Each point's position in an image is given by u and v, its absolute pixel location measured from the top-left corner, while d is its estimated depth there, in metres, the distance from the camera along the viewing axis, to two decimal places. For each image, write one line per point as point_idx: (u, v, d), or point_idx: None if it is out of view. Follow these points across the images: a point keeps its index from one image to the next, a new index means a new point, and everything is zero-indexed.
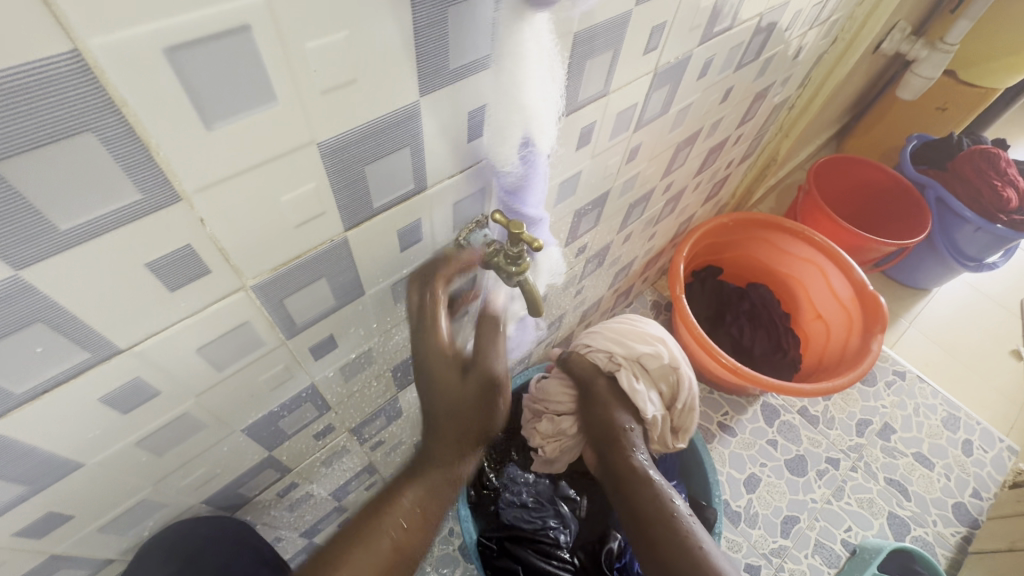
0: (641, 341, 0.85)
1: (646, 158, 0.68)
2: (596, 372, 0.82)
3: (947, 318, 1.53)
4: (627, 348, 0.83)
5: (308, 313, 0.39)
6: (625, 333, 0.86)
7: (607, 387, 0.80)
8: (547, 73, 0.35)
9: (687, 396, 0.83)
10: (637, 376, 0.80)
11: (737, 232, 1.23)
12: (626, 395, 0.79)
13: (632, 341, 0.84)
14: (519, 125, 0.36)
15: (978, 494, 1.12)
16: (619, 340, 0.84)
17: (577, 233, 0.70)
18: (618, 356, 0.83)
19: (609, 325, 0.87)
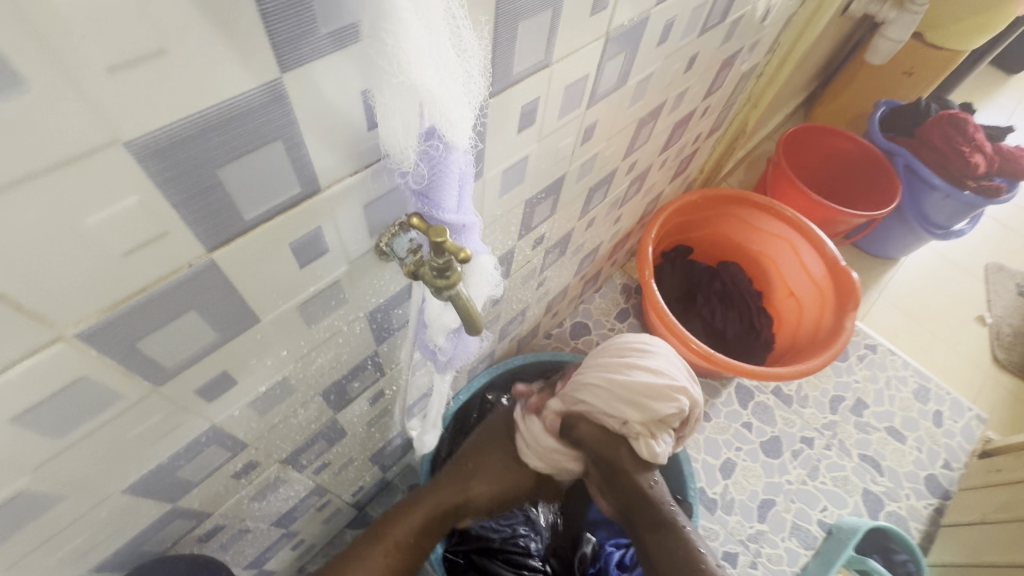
0: (659, 394, 0.65)
1: (604, 136, 0.61)
2: (611, 441, 0.67)
3: (915, 286, 1.52)
4: (649, 412, 0.65)
5: (179, 354, 0.31)
6: (637, 385, 0.66)
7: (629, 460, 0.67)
8: (441, 46, 0.25)
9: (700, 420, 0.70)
10: (660, 440, 0.66)
11: (707, 209, 1.18)
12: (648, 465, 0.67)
13: (650, 398, 0.65)
14: (409, 114, 0.27)
15: (948, 465, 1.12)
16: (630, 396, 0.65)
17: (531, 224, 0.63)
18: (636, 423, 0.66)
19: (616, 376, 0.66)
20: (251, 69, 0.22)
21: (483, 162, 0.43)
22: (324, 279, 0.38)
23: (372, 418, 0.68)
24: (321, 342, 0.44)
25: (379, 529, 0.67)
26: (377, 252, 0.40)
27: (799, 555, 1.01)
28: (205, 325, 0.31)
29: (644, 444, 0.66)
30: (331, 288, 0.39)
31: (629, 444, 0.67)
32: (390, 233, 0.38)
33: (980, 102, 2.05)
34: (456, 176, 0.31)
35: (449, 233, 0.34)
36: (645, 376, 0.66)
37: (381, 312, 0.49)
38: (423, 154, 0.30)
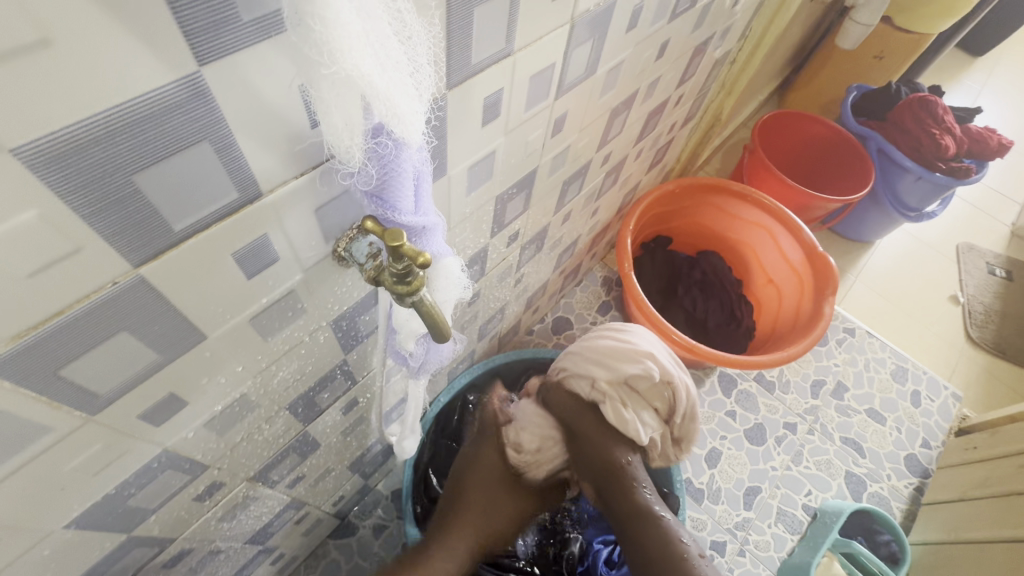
0: (629, 358, 0.72)
1: (576, 128, 0.59)
2: (581, 405, 0.73)
3: (890, 268, 1.54)
4: (616, 374, 0.72)
5: (115, 379, 0.29)
6: (606, 351, 0.74)
7: (593, 421, 0.72)
8: (380, 36, 0.23)
9: (687, 407, 0.74)
10: (626, 403, 0.71)
11: (685, 199, 1.17)
12: (615, 427, 0.70)
13: (616, 361, 0.72)
14: (350, 112, 0.24)
15: (927, 444, 1.13)
16: (597, 360, 0.73)
17: (504, 221, 0.61)
18: (602, 382, 0.72)
19: (591, 343, 0.75)
20: (160, 61, 0.20)
21: (445, 158, 0.41)
22: (277, 289, 0.35)
23: (348, 427, 0.66)
24: (282, 354, 0.41)
25: None
26: (335, 258, 0.37)
27: (786, 541, 1.01)
28: (141, 346, 0.29)
29: (610, 402, 0.71)
30: (287, 297, 0.37)
31: (596, 409, 0.72)
32: (346, 238, 0.35)
33: (947, 85, 2.09)
34: (410, 174, 0.29)
35: (406, 235, 0.32)
36: (614, 343, 0.74)
37: (346, 319, 0.46)
38: (373, 151, 0.27)
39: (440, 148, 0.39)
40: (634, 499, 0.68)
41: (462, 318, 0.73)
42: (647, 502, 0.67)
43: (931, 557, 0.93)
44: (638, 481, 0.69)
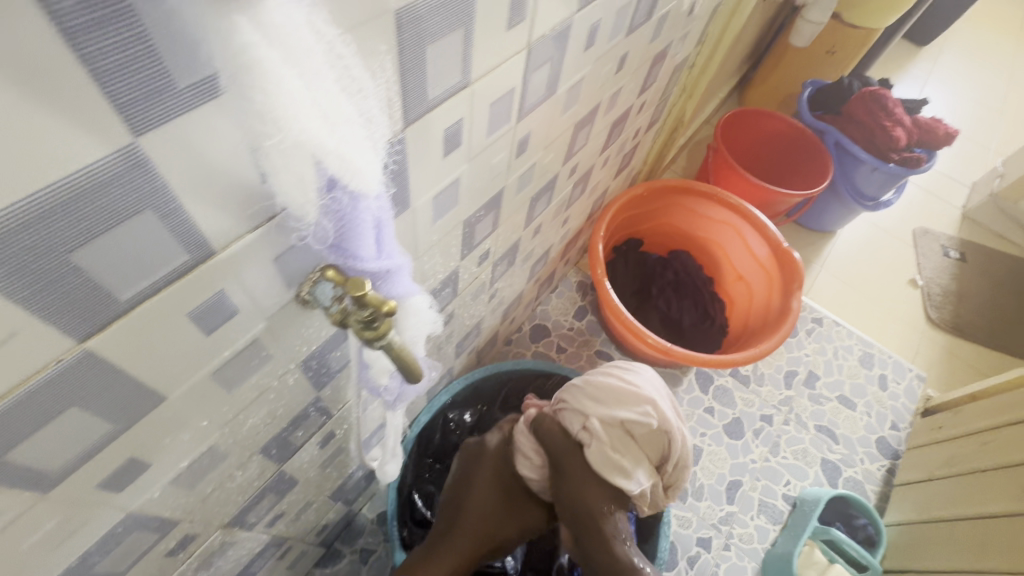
0: (628, 400, 0.69)
1: (540, 146, 0.59)
2: (569, 445, 0.70)
3: (853, 256, 1.59)
4: (610, 417, 0.69)
5: (69, 453, 0.27)
6: (606, 390, 0.71)
7: (581, 462, 0.69)
8: (327, 97, 0.22)
9: (680, 455, 0.71)
10: (613, 449, 0.68)
11: (654, 201, 1.18)
12: (603, 471, 0.68)
13: (614, 402, 0.69)
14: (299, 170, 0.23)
15: (896, 426, 1.18)
16: (593, 398, 0.71)
17: (473, 242, 0.60)
18: (593, 425, 0.69)
19: (592, 378, 0.72)
20: (92, 141, 0.19)
21: (408, 191, 0.40)
22: (240, 341, 0.34)
23: (325, 460, 0.64)
24: (250, 401, 0.40)
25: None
26: (300, 301, 0.36)
27: (769, 531, 1.04)
28: (94, 418, 0.27)
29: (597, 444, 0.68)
30: (250, 347, 0.35)
31: (581, 452, 0.69)
32: (310, 280, 0.34)
33: (895, 75, 2.17)
34: (370, 223, 0.29)
35: (370, 282, 0.31)
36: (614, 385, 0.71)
37: (315, 358, 0.45)
38: (329, 206, 0.27)
39: (402, 182, 0.38)
40: (611, 552, 0.67)
41: (437, 338, 0.72)
42: (626, 558, 0.67)
43: (906, 535, 0.96)
44: (616, 538, 0.67)
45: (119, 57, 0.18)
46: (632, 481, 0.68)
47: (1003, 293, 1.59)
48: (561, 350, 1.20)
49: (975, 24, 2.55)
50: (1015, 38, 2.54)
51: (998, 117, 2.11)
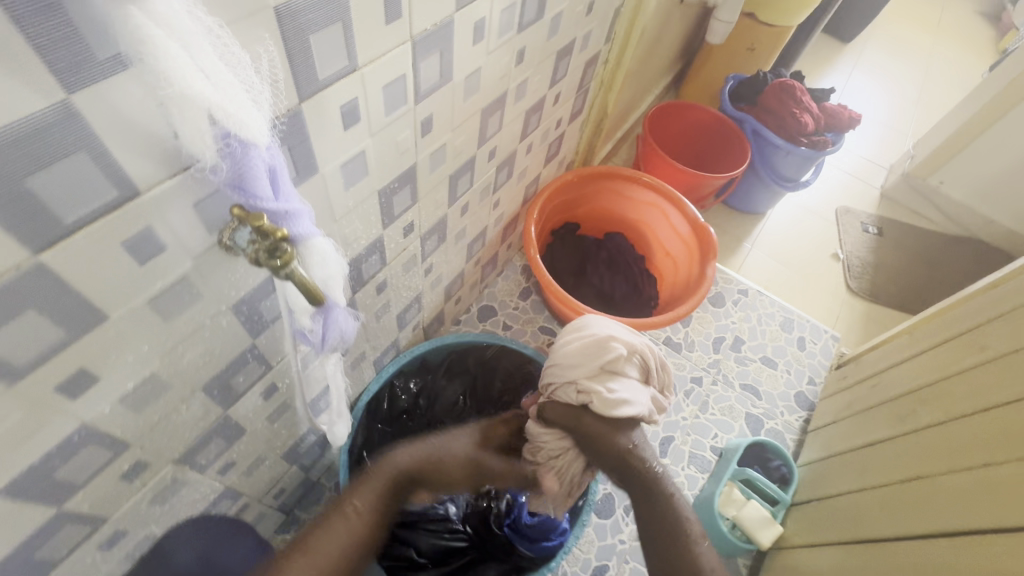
0: (593, 349, 0.77)
1: (447, 127, 0.68)
2: (574, 412, 0.75)
3: (780, 235, 1.73)
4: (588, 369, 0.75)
5: (29, 352, 0.35)
6: (572, 354, 0.79)
7: (592, 417, 0.73)
8: (211, 68, 0.31)
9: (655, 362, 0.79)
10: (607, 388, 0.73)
11: (586, 186, 1.29)
12: (610, 409, 0.72)
13: (587, 357, 0.76)
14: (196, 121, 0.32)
15: (812, 381, 1.30)
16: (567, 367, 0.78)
17: (393, 213, 0.69)
18: (581, 382, 0.75)
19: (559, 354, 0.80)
20: (37, 96, 0.27)
21: (315, 158, 0.49)
22: (171, 276, 0.42)
23: (272, 414, 0.72)
24: (186, 335, 0.48)
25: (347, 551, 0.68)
26: (222, 247, 0.44)
27: (697, 479, 1.14)
28: (48, 323, 0.35)
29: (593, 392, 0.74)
30: (181, 283, 0.44)
31: (588, 409, 0.74)
32: (227, 229, 0.42)
33: (821, 70, 2.34)
34: (263, 167, 0.38)
35: (268, 218, 0.40)
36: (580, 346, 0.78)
37: (247, 305, 0.53)
38: (225, 151, 0.36)
39: (307, 149, 0.47)
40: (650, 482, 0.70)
41: (373, 305, 0.80)
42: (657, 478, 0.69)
43: (812, 471, 1.06)
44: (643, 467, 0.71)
45: (53, 34, 0.26)
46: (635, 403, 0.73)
47: (916, 263, 1.75)
48: (506, 327, 1.29)
49: (896, 21, 2.76)
50: (932, 32, 2.74)
51: (915, 105, 2.29)
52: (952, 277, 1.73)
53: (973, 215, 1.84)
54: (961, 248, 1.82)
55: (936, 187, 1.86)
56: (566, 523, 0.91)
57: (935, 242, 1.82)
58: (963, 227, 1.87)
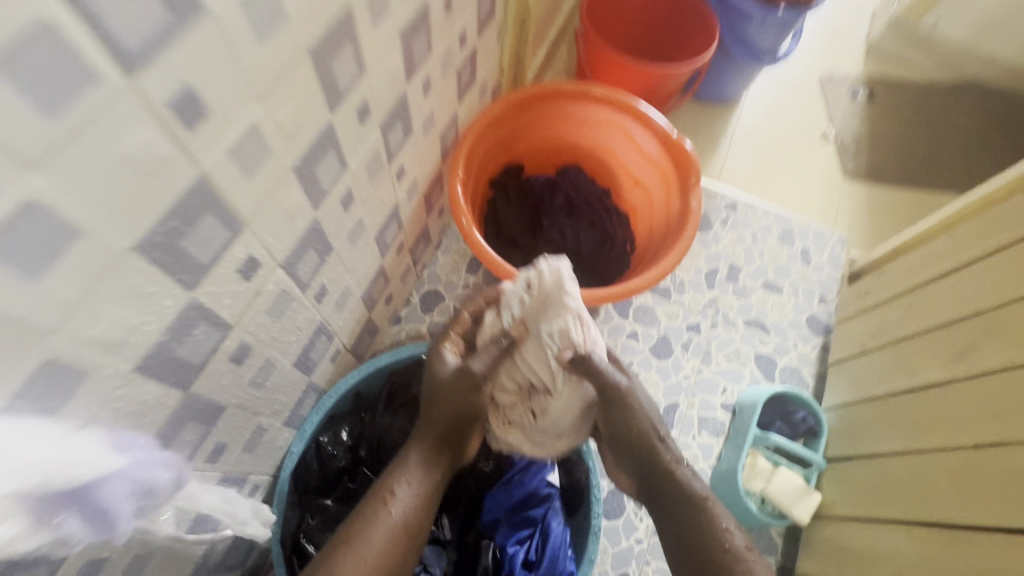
0: (543, 405, 0.72)
1: (246, 96, 0.39)
2: (555, 424, 0.73)
3: (761, 121, 1.46)
4: (578, 407, 0.72)
5: None
6: (539, 402, 0.72)
7: (556, 418, 0.72)
8: None
9: (547, 399, 0.71)
10: (534, 401, 0.72)
11: (521, 117, 0.98)
12: (546, 414, 0.72)
13: (541, 408, 0.72)
14: None
15: (824, 299, 1.11)
16: (542, 404, 0.72)
17: (200, 261, 0.42)
18: (530, 414, 0.73)
19: (534, 401, 0.73)
20: None
21: None
22: None
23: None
24: None
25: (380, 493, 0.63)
26: None
27: (712, 447, 0.98)
28: None
29: (537, 393, 0.72)
30: None
31: (518, 423, 0.75)
32: None
33: None
34: None
35: None
36: (540, 376, 0.71)
37: None
38: None
39: None
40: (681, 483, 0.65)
41: (240, 377, 0.55)
42: (694, 489, 0.64)
43: (845, 419, 0.91)
44: (679, 467, 0.66)
45: None
46: (535, 401, 0.73)
47: (915, 126, 1.51)
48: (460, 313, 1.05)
49: None
50: None
51: None
52: (953, 134, 1.51)
53: (974, 55, 1.58)
54: (961, 97, 1.58)
55: (930, 29, 1.57)
56: (571, 562, 0.74)
57: (934, 96, 1.57)
58: (962, 72, 1.61)
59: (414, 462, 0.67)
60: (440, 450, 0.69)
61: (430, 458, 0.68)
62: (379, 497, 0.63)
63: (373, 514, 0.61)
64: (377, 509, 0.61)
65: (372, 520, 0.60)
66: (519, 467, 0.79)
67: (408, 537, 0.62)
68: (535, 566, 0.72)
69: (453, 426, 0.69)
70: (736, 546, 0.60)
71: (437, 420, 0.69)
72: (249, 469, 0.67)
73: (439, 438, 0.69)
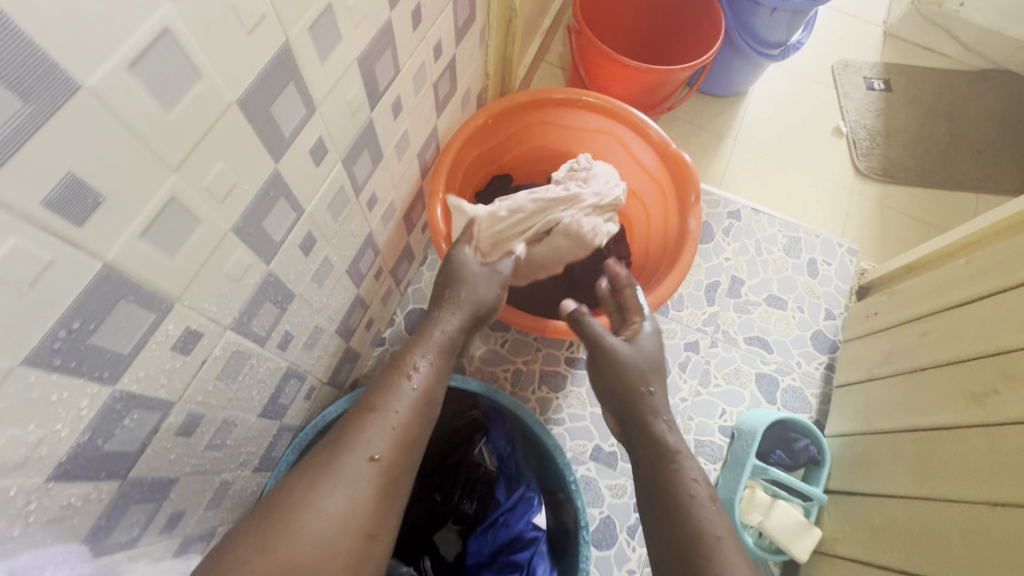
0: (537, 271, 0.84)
1: (155, 170, 0.33)
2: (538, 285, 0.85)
3: (769, 116, 1.37)
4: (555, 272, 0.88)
5: None
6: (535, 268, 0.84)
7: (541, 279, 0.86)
8: None
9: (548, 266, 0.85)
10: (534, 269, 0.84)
11: (508, 127, 0.91)
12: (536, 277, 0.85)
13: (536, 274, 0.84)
14: None
15: (831, 315, 1.05)
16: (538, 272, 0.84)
17: (118, 353, 0.37)
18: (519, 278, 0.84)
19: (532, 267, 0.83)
20: None
21: None
22: None
23: None
24: None
25: (398, 361, 0.59)
26: None
27: (709, 474, 0.94)
28: None
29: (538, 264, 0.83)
30: None
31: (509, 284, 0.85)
32: None
33: None
34: None
35: None
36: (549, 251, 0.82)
37: None
38: None
39: None
40: (654, 438, 0.62)
41: (191, 446, 0.51)
42: (666, 438, 0.62)
43: (850, 449, 0.87)
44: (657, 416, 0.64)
45: None
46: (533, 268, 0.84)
47: (935, 119, 1.42)
48: None
49: None
50: None
51: None
52: (975, 127, 1.42)
53: (1000, 42, 1.47)
54: (986, 86, 1.48)
55: (955, 13, 1.46)
56: None
57: (955, 85, 1.47)
58: (986, 59, 1.51)
59: (436, 339, 0.62)
60: (456, 332, 0.64)
61: (453, 339, 0.64)
62: (400, 368, 0.58)
63: (394, 384, 0.56)
64: (397, 381, 0.56)
65: (394, 390, 0.55)
66: (505, 509, 0.75)
67: (424, 420, 0.55)
68: None
69: (474, 309, 0.66)
70: (699, 495, 0.57)
71: (460, 299, 0.66)
72: (215, 523, 0.64)
73: (469, 318, 0.66)
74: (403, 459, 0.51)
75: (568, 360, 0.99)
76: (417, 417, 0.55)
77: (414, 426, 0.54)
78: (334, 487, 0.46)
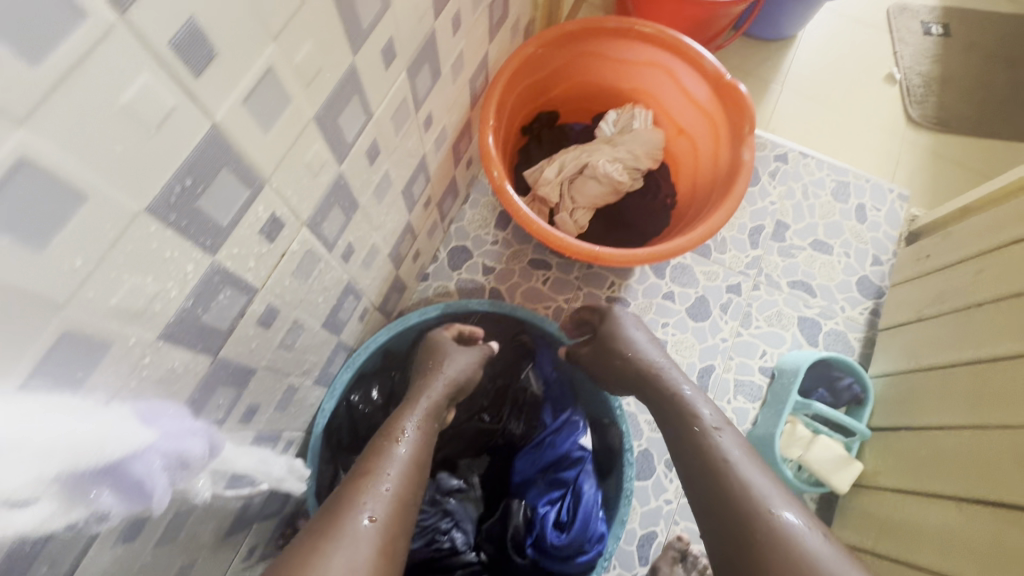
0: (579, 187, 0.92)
1: (259, 35, 0.34)
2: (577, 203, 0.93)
3: (818, 62, 1.32)
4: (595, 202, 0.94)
5: None
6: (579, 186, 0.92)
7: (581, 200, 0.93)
8: None
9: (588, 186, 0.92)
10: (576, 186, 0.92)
11: (558, 58, 0.90)
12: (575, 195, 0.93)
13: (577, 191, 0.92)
14: None
15: (878, 261, 1.03)
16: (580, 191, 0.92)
17: (218, 223, 0.38)
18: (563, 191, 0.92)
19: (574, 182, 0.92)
20: None
21: None
22: None
23: (164, 537, 0.49)
24: None
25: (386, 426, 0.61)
26: None
27: (748, 412, 0.95)
28: None
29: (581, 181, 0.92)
30: None
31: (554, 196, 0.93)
32: None
33: None
34: None
35: None
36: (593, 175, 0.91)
37: None
38: None
39: None
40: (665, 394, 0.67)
41: (268, 340, 0.53)
42: (671, 387, 0.67)
43: (895, 387, 0.87)
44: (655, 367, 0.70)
45: None
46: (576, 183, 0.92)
47: (995, 65, 1.35)
48: (488, 270, 1.01)
49: None
50: None
51: None
52: None
53: None
54: None
55: None
56: (603, 524, 0.72)
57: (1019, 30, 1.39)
58: None
59: (422, 406, 0.65)
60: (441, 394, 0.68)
61: (437, 407, 0.67)
62: (389, 435, 0.59)
63: (383, 449, 0.57)
64: (388, 445, 0.57)
65: (386, 454, 0.56)
66: (551, 430, 0.79)
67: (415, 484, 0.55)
68: (569, 526, 0.71)
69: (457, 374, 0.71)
70: (703, 426, 0.61)
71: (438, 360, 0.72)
72: (282, 427, 0.67)
73: (451, 391, 0.70)
74: (399, 520, 0.50)
75: (609, 299, 1.00)
76: (410, 475, 0.55)
77: (414, 485, 0.55)
78: (339, 547, 0.45)
